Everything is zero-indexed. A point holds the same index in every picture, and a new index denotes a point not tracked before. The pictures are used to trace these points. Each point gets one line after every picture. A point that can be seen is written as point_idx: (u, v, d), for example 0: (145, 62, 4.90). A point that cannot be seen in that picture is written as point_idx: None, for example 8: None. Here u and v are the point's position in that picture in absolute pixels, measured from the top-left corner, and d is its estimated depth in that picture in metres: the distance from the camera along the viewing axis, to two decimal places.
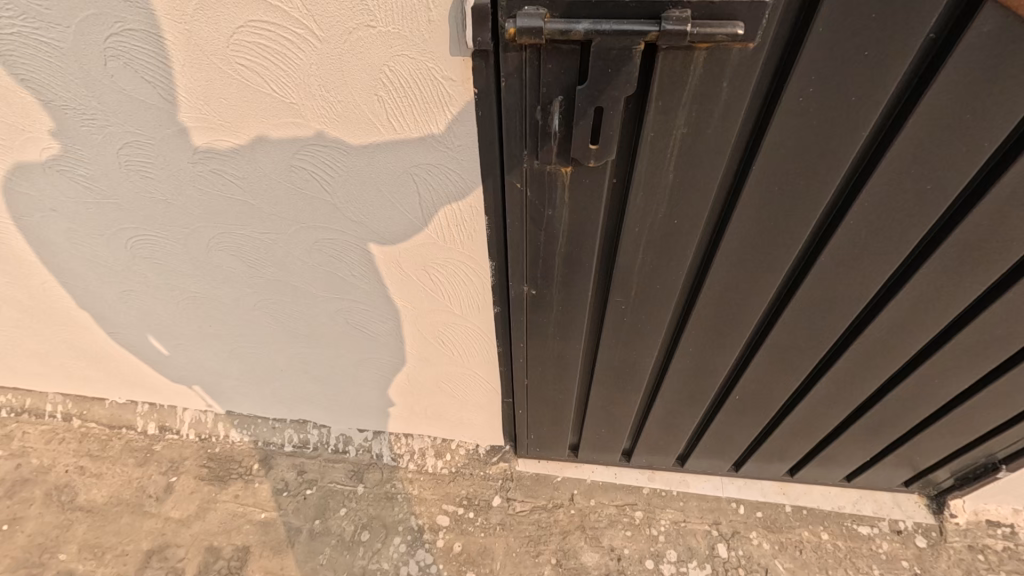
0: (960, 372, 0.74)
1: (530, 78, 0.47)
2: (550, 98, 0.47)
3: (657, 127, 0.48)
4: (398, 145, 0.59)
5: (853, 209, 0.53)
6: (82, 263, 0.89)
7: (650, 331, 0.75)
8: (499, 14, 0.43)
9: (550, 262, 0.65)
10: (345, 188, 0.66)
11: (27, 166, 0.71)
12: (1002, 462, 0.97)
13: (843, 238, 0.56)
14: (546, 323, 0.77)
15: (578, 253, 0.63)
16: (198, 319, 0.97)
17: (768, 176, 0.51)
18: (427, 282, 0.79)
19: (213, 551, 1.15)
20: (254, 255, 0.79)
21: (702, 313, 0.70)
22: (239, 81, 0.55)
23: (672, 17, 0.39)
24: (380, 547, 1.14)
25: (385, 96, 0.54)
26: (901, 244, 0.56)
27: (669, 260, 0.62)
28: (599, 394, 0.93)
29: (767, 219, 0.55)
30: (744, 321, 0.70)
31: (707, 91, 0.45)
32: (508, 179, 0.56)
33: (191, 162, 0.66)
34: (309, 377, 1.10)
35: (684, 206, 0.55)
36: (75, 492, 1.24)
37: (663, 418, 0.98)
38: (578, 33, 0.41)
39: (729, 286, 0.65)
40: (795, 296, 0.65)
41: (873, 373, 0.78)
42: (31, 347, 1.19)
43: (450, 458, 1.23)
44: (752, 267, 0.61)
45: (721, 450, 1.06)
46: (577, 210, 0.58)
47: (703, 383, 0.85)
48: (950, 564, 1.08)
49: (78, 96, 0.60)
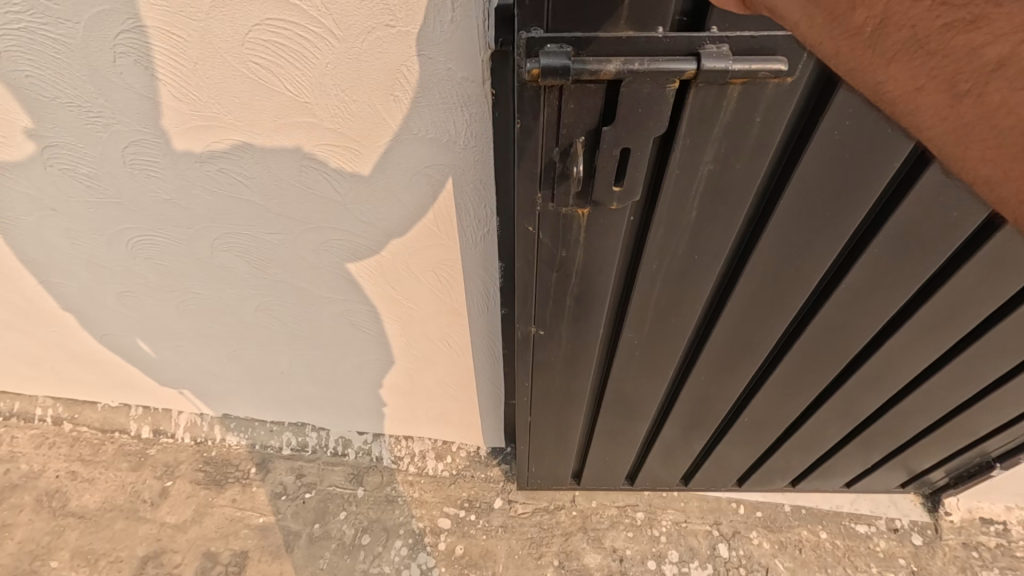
0: (962, 386, 0.76)
1: (550, 121, 0.44)
2: (572, 139, 0.45)
3: (684, 163, 0.47)
4: (413, 146, 0.59)
5: (874, 241, 0.54)
6: (80, 265, 0.87)
7: (662, 360, 0.74)
8: (516, 54, 0.40)
9: (561, 302, 0.64)
10: (356, 189, 0.65)
11: (28, 164, 0.69)
12: (997, 460, 0.99)
13: (863, 270, 0.57)
14: (553, 360, 0.75)
15: (591, 291, 0.62)
16: (199, 320, 0.96)
17: (795, 207, 0.51)
18: (434, 284, 0.79)
19: (211, 557, 1.14)
20: (259, 255, 0.79)
21: (716, 343, 0.70)
22: (253, 80, 0.55)
23: (710, 53, 0.39)
24: (381, 551, 1.14)
25: (401, 96, 0.54)
26: (916, 274, 0.57)
27: (687, 291, 0.62)
28: (605, 424, 0.91)
29: (788, 250, 0.56)
30: (757, 349, 0.71)
31: (739, 126, 0.45)
32: (520, 225, 0.54)
33: (199, 161, 0.65)
34: (310, 379, 1.09)
35: (706, 239, 0.55)
36: (66, 497, 1.22)
37: (669, 446, 0.97)
38: (609, 72, 0.39)
39: (745, 316, 0.65)
40: (810, 325, 0.66)
41: (878, 390, 0.79)
42: (21, 349, 1.17)
43: (451, 460, 1.23)
44: (772, 296, 0.62)
45: (723, 471, 1.06)
46: (592, 250, 0.57)
47: (710, 408, 0.85)
48: (945, 562, 1.10)
49: (85, 94, 0.59)
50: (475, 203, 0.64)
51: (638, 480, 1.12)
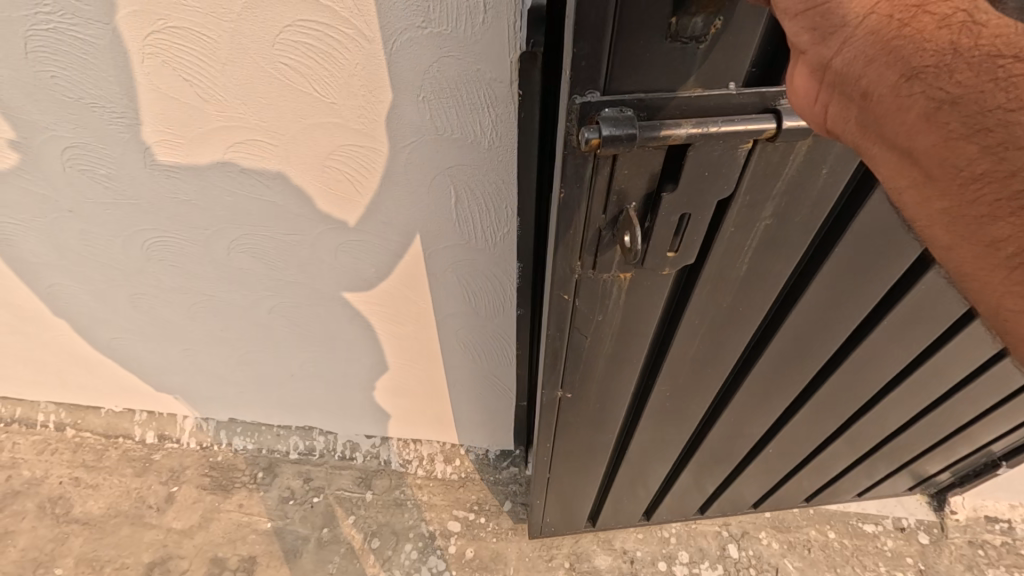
0: (976, 403, 0.80)
1: (600, 187, 0.42)
2: (624, 205, 0.43)
3: (739, 221, 0.47)
4: (438, 147, 0.60)
5: (916, 288, 0.56)
6: (92, 267, 0.86)
7: (694, 403, 0.74)
8: (570, 122, 0.38)
9: (591, 361, 0.63)
10: (378, 190, 0.66)
11: (48, 165, 0.69)
12: (1003, 459, 1.00)
13: (904, 311, 0.59)
14: (578, 415, 0.74)
15: (625, 346, 0.62)
16: (211, 322, 0.95)
17: (847, 257, 0.52)
18: (450, 285, 0.80)
19: (218, 562, 1.13)
20: (276, 257, 0.79)
21: (751, 383, 0.71)
22: (281, 81, 0.55)
23: (788, 107, 0.39)
24: (390, 554, 1.13)
25: (429, 96, 0.54)
26: (953, 313, 0.59)
27: (729, 337, 0.62)
28: (627, 470, 0.90)
29: (833, 296, 0.57)
30: (791, 385, 0.72)
31: (800, 183, 0.45)
32: (557, 291, 0.53)
33: (222, 162, 0.65)
34: (321, 382, 1.08)
35: (754, 288, 0.56)
36: (70, 504, 1.20)
37: (687, 484, 0.96)
38: (680, 137, 0.38)
39: (783, 356, 0.66)
40: (846, 362, 0.68)
41: (901, 413, 0.81)
42: (25, 353, 1.15)
43: (460, 463, 1.23)
44: (812, 338, 0.63)
45: (735, 502, 1.06)
46: (630, 310, 0.56)
47: (735, 443, 0.86)
48: (951, 560, 1.11)
49: (110, 95, 0.59)
50: (498, 203, 0.65)
51: (656, 514, 1.06)
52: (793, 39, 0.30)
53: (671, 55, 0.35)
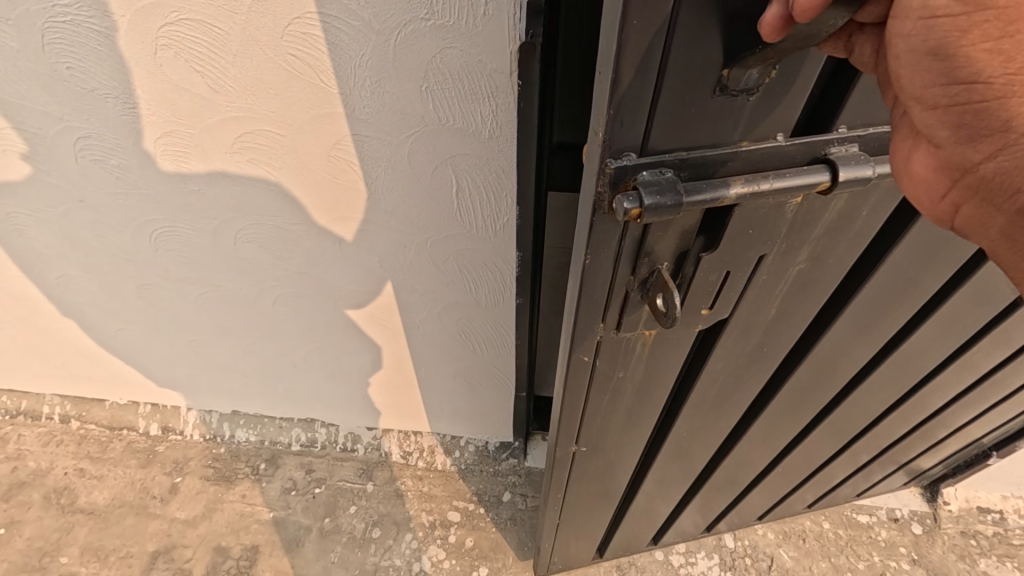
0: (968, 408, 0.86)
1: (630, 249, 0.41)
2: (656, 264, 0.43)
3: (772, 270, 0.49)
4: (441, 136, 0.61)
5: (935, 310, 0.61)
6: (101, 257, 0.88)
7: (713, 432, 0.75)
8: (603, 185, 0.37)
9: (611, 409, 0.63)
10: (382, 179, 0.68)
11: (61, 156, 0.71)
12: (992, 449, 1.02)
13: (925, 330, 0.64)
14: (593, 459, 0.73)
15: (647, 390, 0.62)
16: (216, 313, 0.97)
17: (878, 288, 0.56)
18: (451, 276, 0.81)
19: (221, 551, 1.14)
20: (281, 247, 0.81)
21: (775, 408, 0.73)
22: (289, 71, 0.57)
23: (842, 155, 0.38)
24: (391, 544, 1.14)
25: (432, 87, 0.56)
26: (962, 330, 0.65)
27: (756, 369, 0.64)
28: (640, 502, 0.89)
29: (858, 324, 0.61)
30: (811, 405, 0.75)
31: (835, 229, 0.47)
32: (578, 352, 0.52)
33: (230, 152, 0.67)
34: (324, 373, 1.10)
35: (784, 323, 0.58)
36: (75, 494, 1.22)
37: (698, 506, 0.96)
38: (730, 198, 0.36)
39: (806, 381, 0.69)
40: (867, 379, 0.72)
41: (907, 419, 0.86)
42: (32, 345, 1.17)
43: (460, 455, 1.24)
44: (836, 361, 0.67)
45: (745, 513, 1.05)
46: (654, 357, 0.56)
47: (749, 465, 0.87)
48: (944, 550, 1.12)
49: (123, 86, 0.61)
50: (499, 193, 0.67)
51: (663, 539, 1.06)
52: (929, 129, 0.28)
53: (715, 107, 0.34)
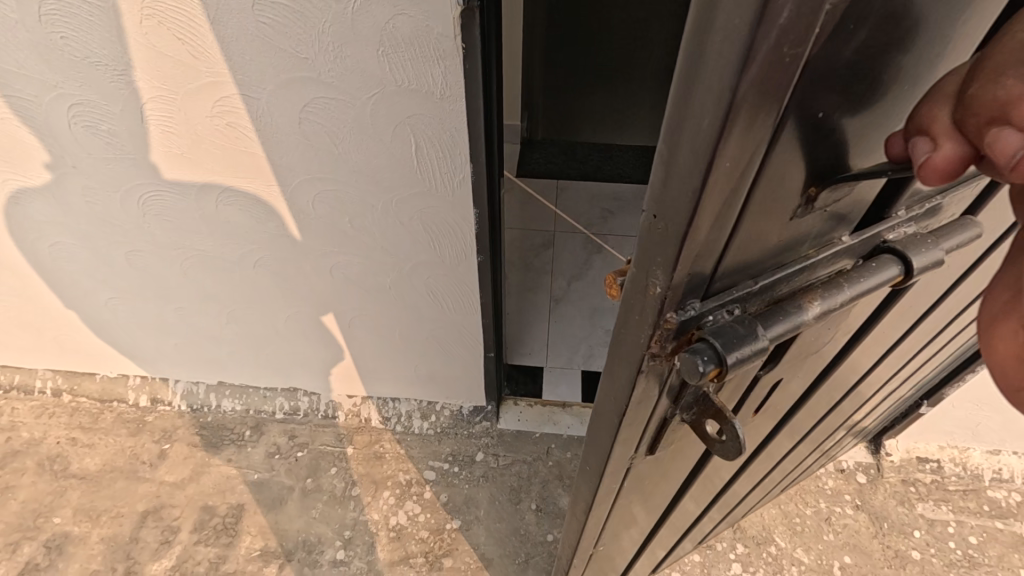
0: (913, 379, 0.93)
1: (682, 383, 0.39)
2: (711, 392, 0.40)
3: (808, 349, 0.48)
4: (397, 96, 0.69)
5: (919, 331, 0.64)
6: (93, 224, 0.95)
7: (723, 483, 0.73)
8: (661, 333, 0.34)
9: (634, 498, 0.60)
10: (349, 140, 0.75)
11: (55, 123, 0.78)
12: (924, 399, 1.11)
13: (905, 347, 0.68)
14: (611, 536, 0.69)
15: (676, 470, 0.59)
16: (201, 279, 1.04)
17: (885, 332, 0.57)
18: (417, 235, 0.89)
19: (208, 510, 1.20)
20: (259, 209, 0.88)
21: (778, 443, 0.73)
22: (260, 37, 0.64)
23: (901, 239, 0.38)
24: (370, 500, 1.21)
25: (387, 51, 0.64)
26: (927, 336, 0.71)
27: (772, 422, 0.63)
28: (647, 554, 0.85)
29: (862, 360, 0.62)
30: (804, 428, 0.76)
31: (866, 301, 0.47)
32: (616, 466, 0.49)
33: (210, 115, 0.74)
34: (305, 340, 1.17)
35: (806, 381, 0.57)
36: (67, 461, 1.27)
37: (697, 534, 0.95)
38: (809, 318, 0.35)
39: (809, 413, 0.70)
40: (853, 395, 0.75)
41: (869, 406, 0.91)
42: (25, 318, 1.23)
43: (436, 419, 1.31)
44: (837, 391, 0.68)
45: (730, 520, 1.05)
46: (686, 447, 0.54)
47: (744, 489, 0.87)
48: (886, 496, 1.21)
49: (112, 54, 0.68)
50: (454, 150, 0.75)
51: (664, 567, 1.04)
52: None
53: (786, 227, 0.32)
